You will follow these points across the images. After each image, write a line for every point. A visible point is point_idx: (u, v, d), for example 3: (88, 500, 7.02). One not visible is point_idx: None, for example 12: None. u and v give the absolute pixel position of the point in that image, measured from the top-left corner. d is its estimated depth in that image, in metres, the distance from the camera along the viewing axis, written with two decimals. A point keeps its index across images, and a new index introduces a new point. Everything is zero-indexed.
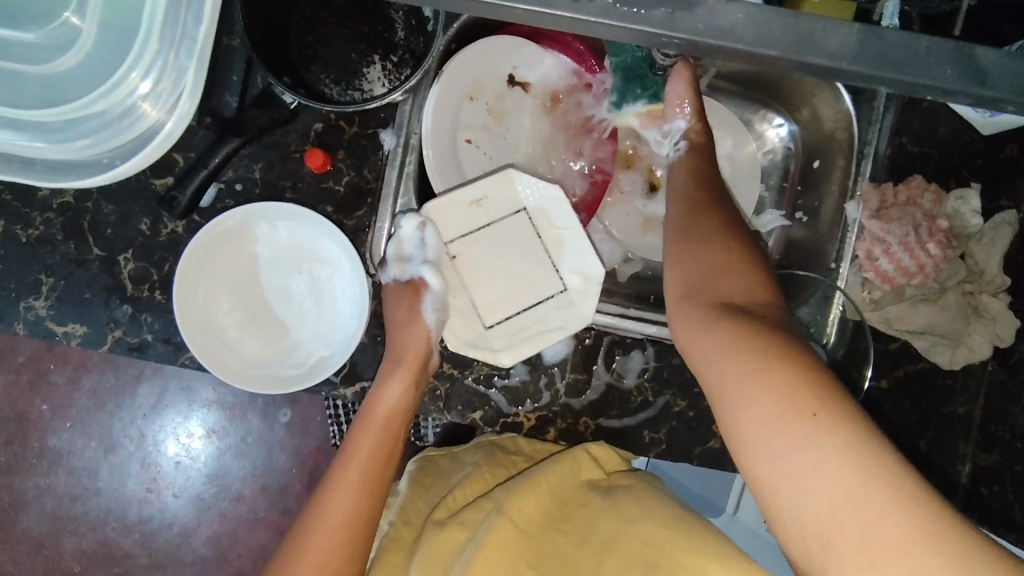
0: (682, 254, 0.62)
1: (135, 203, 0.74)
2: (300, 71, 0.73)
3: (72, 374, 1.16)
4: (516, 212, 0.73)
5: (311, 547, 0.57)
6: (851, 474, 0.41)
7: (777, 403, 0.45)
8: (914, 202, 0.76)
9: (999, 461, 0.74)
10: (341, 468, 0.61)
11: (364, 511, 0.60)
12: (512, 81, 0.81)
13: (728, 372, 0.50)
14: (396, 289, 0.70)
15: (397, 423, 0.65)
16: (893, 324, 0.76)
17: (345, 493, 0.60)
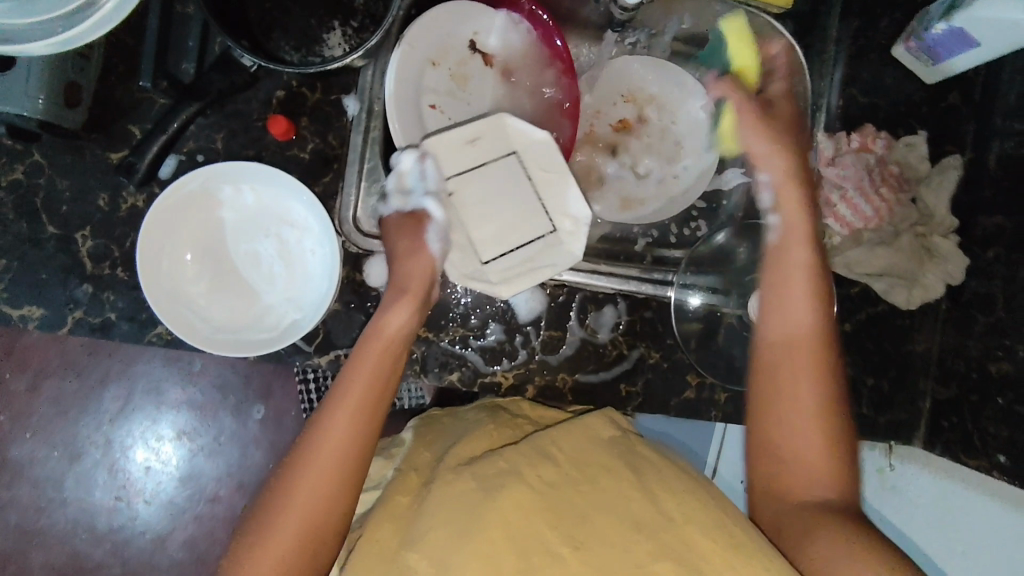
0: (778, 310, 0.62)
1: (91, 177, 0.72)
2: (259, 38, 0.71)
3: (31, 382, 1.11)
4: (508, 154, 0.66)
5: (312, 465, 0.56)
6: (854, 561, 0.50)
7: (784, 377, 0.59)
8: (868, 147, 0.79)
9: (956, 394, 0.77)
10: (346, 390, 0.59)
11: (362, 440, 0.57)
12: (473, 48, 0.80)
13: (792, 445, 0.57)
14: (399, 220, 0.66)
15: (402, 346, 0.63)
16: (853, 268, 0.78)
17: (342, 421, 0.57)
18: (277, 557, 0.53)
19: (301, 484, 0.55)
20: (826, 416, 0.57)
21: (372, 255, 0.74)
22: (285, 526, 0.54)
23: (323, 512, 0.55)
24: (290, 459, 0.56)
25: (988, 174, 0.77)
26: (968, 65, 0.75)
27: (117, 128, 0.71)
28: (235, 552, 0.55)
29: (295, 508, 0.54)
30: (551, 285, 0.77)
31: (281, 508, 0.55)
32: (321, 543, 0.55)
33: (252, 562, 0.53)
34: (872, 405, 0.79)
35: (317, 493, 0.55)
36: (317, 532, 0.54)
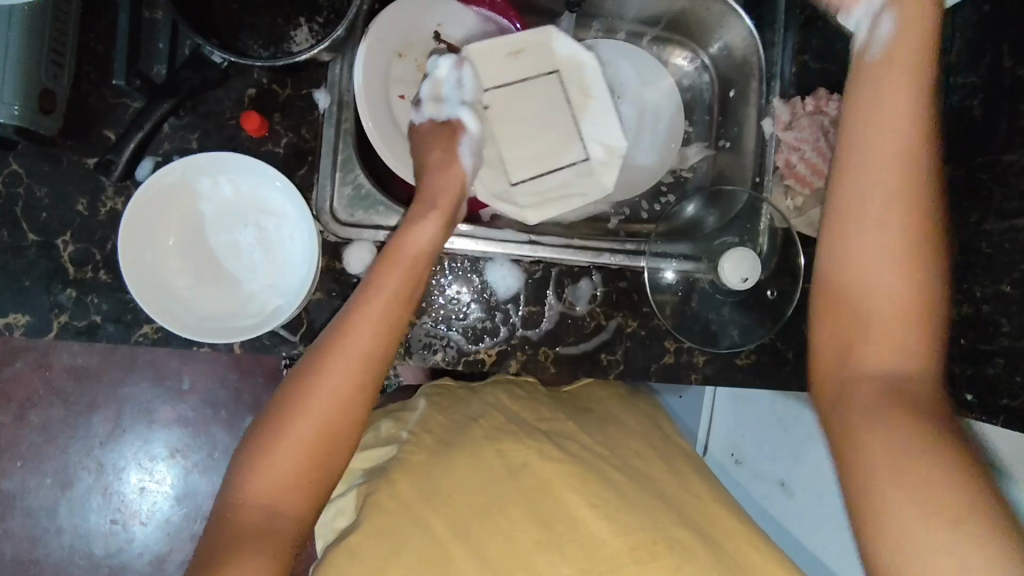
0: (854, 228, 0.58)
1: (70, 183, 0.73)
2: (227, 38, 0.74)
3: (18, 411, 1.11)
4: (548, 73, 0.82)
5: (338, 360, 0.58)
6: (906, 487, 0.48)
7: (899, 318, 0.54)
8: (821, 110, 0.80)
9: None
10: (373, 294, 0.61)
11: (381, 348, 0.60)
12: (438, 39, 0.83)
13: (865, 260, 0.56)
14: (432, 128, 0.77)
15: (426, 258, 0.67)
16: (817, 227, 0.82)
17: (368, 324, 0.60)
18: (297, 445, 0.55)
19: (325, 378, 0.57)
20: (913, 300, 0.54)
21: (352, 243, 0.76)
22: (305, 416, 0.56)
23: (345, 405, 0.57)
24: (315, 355, 0.58)
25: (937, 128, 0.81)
26: (910, 25, 0.79)
27: (93, 133, 0.73)
28: (253, 439, 0.56)
29: (319, 399, 0.56)
30: (528, 262, 0.80)
31: (304, 398, 0.56)
32: (339, 436, 0.57)
33: (271, 450, 0.55)
34: None
35: (341, 388, 0.57)
36: (336, 424, 0.57)
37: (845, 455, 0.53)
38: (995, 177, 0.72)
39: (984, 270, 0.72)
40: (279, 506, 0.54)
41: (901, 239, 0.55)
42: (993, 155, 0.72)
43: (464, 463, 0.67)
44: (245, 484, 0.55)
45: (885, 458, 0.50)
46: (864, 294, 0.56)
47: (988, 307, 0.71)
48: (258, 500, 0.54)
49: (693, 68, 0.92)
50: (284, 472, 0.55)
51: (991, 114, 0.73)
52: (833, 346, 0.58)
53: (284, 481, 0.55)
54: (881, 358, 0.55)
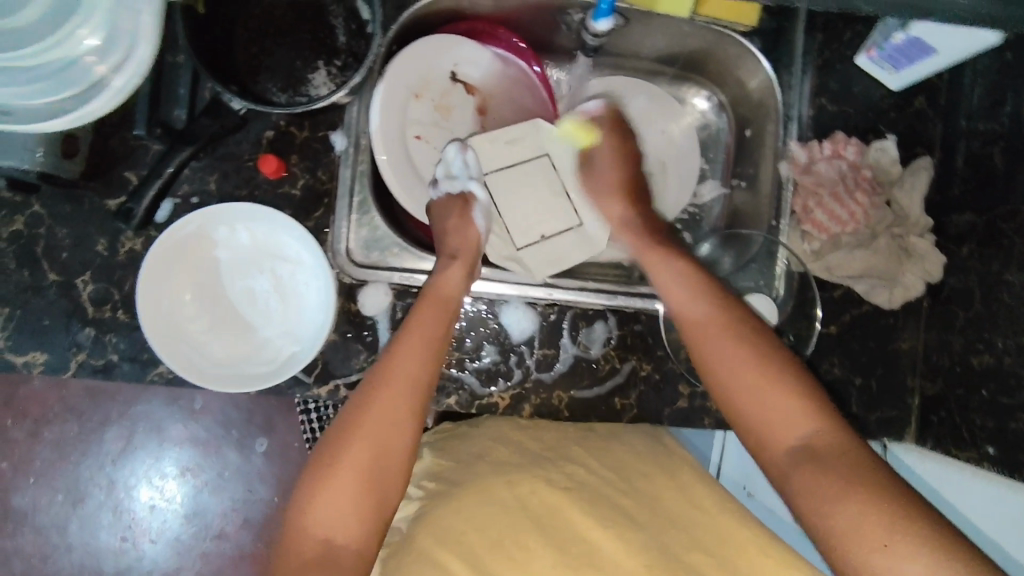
0: (708, 339, 0.67)
1: (90, 223, 0.74)
2: (247, 83, 0.75)
3: (32, 428, 1.11)
4: (538, 157, 0.80)
5: (383, 395, 0.62)
6: (835, 492, 0.54)
7: (741, 356, 0.64)
8: (839, 154, 0.81)
9: (942, 388, 0.79)
10: (409, 336, 0.66)
11: (420, 382, 0.64)
12: (454, 78, 0.84)
13: (733, 386, 0.64)
14: (447, 200, 0.77)
15: (456, 305, 0.71)
16: (834, 272, 0.81)
17: (406, 362, 0.64)
18: (350, 473, 0.59)
19: (371, 412, 0.62)
20: (723, 326, 0.67)
21: (366, 285, 0.76)
22: (355, 455, 0.60)
23: (393, 434, 0.61)
24: (363, 392, 0.63)
25: (957, 173, 0.80)
26: (931, 71, 0.78)
27: (114, 175, 0.74)
28: (311, 474, 0.60)
29: (367, 433, 0.61)
30: (543, 305, 0.79)
31: (354, 434, 0.61)
32: (388, 465, 0.60)
33: (329, 482, 0.59)
34: (862, 405, 0.82)
35: (386, 420, 0.62)
36: (385, 453, 0.61)
37: (825, 514, 0.54)
38: (1016, 227, 0.71)
39: (1005, 320, 0.71)
40: (338, 540, 0.57)
41: (740, 345, 0.65)
42: (1015, 205, 0.72)
43: (473, 499, 0.66)
44: (308, 513, 0.58)
45: (821, 496, 0.55)
46: (760, 430, 0.61)
47: (1009, 358, 0.70)
48: (316, 534, 0.57)
49: (709, 107, 0.91)
50: (340, 501, 0.58)
51: (1013, 163, 0.72)
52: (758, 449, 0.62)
53: (340, 510, 0.58)
54: (777, 423, 0.60)
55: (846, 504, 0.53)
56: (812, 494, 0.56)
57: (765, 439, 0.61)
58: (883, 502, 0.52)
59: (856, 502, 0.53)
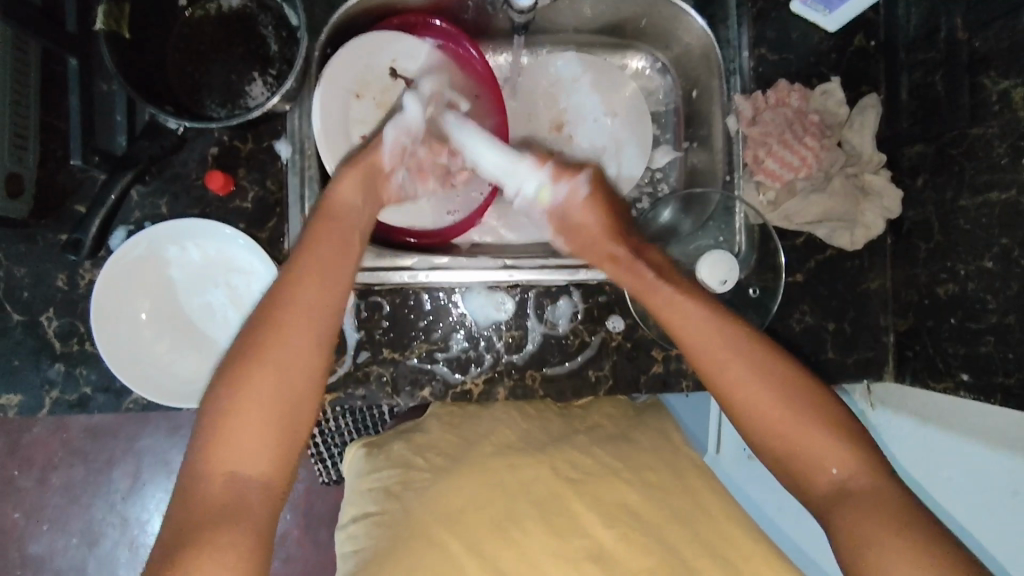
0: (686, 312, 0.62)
1: (46, 261, 0.74)
2: (186, 102, 0.75)
3: (40, 475, 1.11)
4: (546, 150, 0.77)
5: (284, 323, 0.54)
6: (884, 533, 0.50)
7: (760, 366, 0.58)
8: (784, 102, 0.81)
9: (914, 323, 0.79)
10: (308, 252, 0.58)
11: (326, 302, 0.56)
12: (395, 74, 0.82)
13: (731, 376, 0.59)
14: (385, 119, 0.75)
15: (357, 219, 0.64)
16: (793, 219, 0.81)
17: (304, 283, 0.56)
18: (251, 411, 0.51)
19: (266, 336, 0.53)
20: (727, 323, 0.61)
21: None
22: (251, 386, 0.52)
23: (294, 357, 0.53)
24: (262, 312, 0.55)
25: (903, 106, 0.80)
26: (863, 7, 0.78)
27: (66, 209, 0.74)
28: (205, 417, 0.52)
29: (268, 365, 0.52)
30: (505, 287, 0.79)
31: (252, 366, 0.52)
32: (295, 403, 0.53)
33: (228, 422, 0.51)
34: (839, 348, 0.82)
35: (289, 352, 0.53)
36: (290, 378, 0.53)
37: (863, 546, 0.51)
38: (964, 151, 0.71)
39: (965, 246, 0.71)
40: (243, 475, 0.50)
41: (739, 347, 0.60)
42: (961, 130, 0.71)
43: (475, 481, 0.63)
44: (205, 454, 0.50)
45: (816, 458, 0.55)
46: (767, 423, 0.57)
47: (972, 284, 0.70)
48: (217, 474, 0.50)
49: (653, 71, 0.91)
50: (244, 437, 0.51)
51: (952, 88, 0.72)
52: (762, 430, 0.57)
53: (244, 447, 0.51)
54: (812, 451, 0.55)
55: (836, 469, 0.55)
56: (805, 476, 0.56)
57: (775, 432, 0.57)
58: (875, 494, 0.53)
59: (846, 461, 0.55)
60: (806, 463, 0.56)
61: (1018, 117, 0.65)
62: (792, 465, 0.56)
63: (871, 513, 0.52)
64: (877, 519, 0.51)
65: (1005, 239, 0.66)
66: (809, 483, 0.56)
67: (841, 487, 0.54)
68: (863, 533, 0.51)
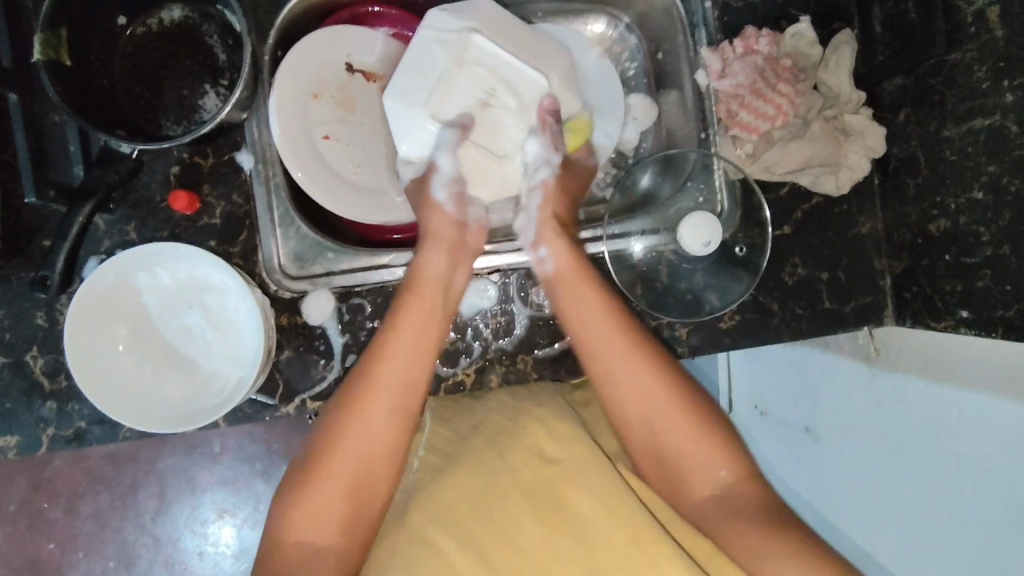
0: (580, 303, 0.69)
1: (24, 300, 0.74)
2: (141, 123, 0.74)
3: (68, 506, 1.13)
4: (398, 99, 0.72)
5: (369, 398, 0.62)
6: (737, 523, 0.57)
7: (645, 384, 0.64)
8: (752, 49, 0.78)
9: (909, 264, 0.77)
10: (398, 329, 0.66)
11: (413, 379, 0.64)
12: (351, 69, 0.81)
13: (631, 391, 0.64)
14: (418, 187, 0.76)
15: (442, 289, 0.70)
16: (775, 169, 0.78)
17: (393, 362, 0.64)
18: (331, 483, 0.59)
19: (354, 417, 0.61)
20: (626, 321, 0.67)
21: (308, 294, 0.75)
22: (336, 459, 0.60)
23: (371, 437, 0.61)
24: (352, 389, 0.63)
25: (878, 39, 0.76)
26: None
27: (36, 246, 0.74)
28: (290, 485, 0.61)
29: (347, 442, 0.61)
30: (488, 273, 0.78)
31: (334, 440, 0.61)
32: (374, 472, 0.61)
33: (309, 490, 0.59)
34: (834, 298, 0.80)
35: (368, 431, 0.61)
36: (368, 457, 0.61)
37: (733, 539, 0.57)
38: (944, 80, 0.68)
39: (953, 179, 0.68)
40: (316, 542, 0.58)
41: (629, 342, 0.65)
42: (938, 58, 0.68)
43: (471, 475, 0.63)
44: (290, 514, 0.59)
45: (693, 475, 0.61)
46: (627, 397, 0.64)
47: (964, 217, 0.68)
48: (297, 536, 0.58)
49: (616, 33, 0.88)
50: (318, 509, 0.59)
51: (925, 14, 0.69)
52: (652, 449, 0.63)
53: (319, 516, 0.59)
54: (679, 450, 0.62)
55: (705, 488, 0.61)
56: (685, 478, 0.62)
57: (660, 433, 0.62)
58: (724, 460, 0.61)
59: (706, 457, 0.61)
60: (682, 477, 0.62)
61: (995, 37, 0.61)
62: (656, 443, 0.63)
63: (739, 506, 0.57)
64: (697, 445, 0.62)
65: (992, 167, 0.63)
66: (686, 480, 0.62)
67: (719, 496, 0.60)
68: (685, 449, 0.62)
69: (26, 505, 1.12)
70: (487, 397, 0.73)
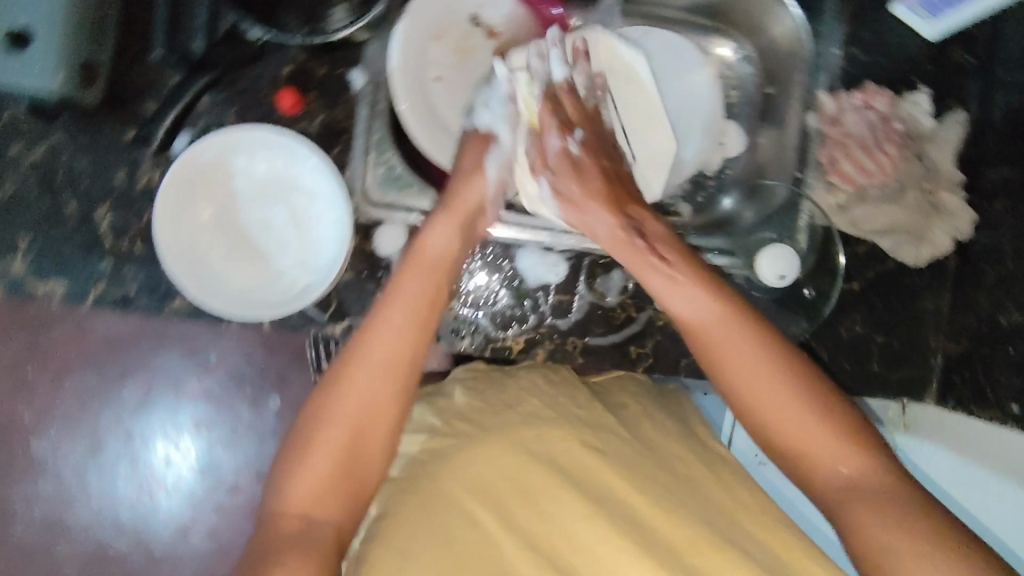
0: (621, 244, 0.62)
1: (108, 154, 0.74)
2: (265, 12, 0.73)
3: None
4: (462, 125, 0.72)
5: (362, 375, 0.56)
6: (867, 513, 0.49)
7: (737, 338, 0.54)
8: (869, 104, 0.79)
9: (967, 348, 0.78)
10: (391, 300, 0.59)
11: (407, 355, 0.57)
12: (476, 22, 0.81)
13: (731, 356, 0.54)
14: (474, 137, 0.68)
15: (446, 264, 0.63)
16: (859, 226, 0.80)
17: (382, 337, 0.57)
18: (325, 462, 0.54)
19: (346, 395, 0.56)
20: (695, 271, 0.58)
21: (382, 224, 0.76)
22: (328, 435, 0.55)
23: (376, 410, 0.56)
24: (343, 365, 0.57)
25: (993, 126, 0.76)
26: (969, 18, 0.75)
27: (135, 106, 0.74)
28: (280, 463, 0.56)
29: (340, 419, 0.55)
30: (559, 252, 0.78)
31: (328, 415, 0.55)
32: (364, 454, 0.55)
33: (303, 468, 0.54)
34: (880, 362, 0.82)
35: (366, 397, 0.56)
36: (365, 429, 0.55)
37: (850, 520, 0.50)
38: None
39: None
40: (316, 516, 0.53)
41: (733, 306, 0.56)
42: None
43: (504, 453, 0.62)
44: (282, 500, 0.54)
45: (810, 453, 0.52)
46: (737, 363, 0.54)
47: None
48: (293, 511, 0.53)
49: (734, 58, 0.88)
50: (315, 481, 0.54)
51: None
52: (761, 416, 0.53)
53: (320, 488, 0.54)
54: (805, 430, 0.52)
55: (835, 474, 0.51)
56: (805, 461, 0.52)
57: (777, 438, 0.53)
58: (851, 443, 0.52)
59: (828, 443, 0.52)
60: (803, 461, 0.52)
61: None
62: (774, 427, 0.53)
63: (869, 502, 0.49)
64: (812, 413, 0.52)
65: None
66: (807, 466, 0.52)
67: (846, 486, 0.51)
68: (798, 426, 0.52)
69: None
70: (524, 371, 0.73)
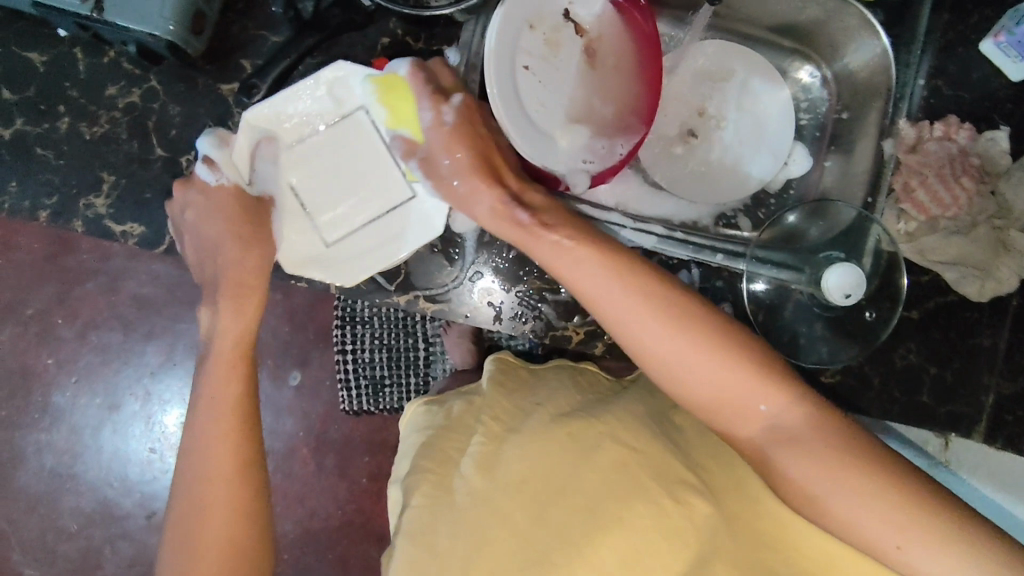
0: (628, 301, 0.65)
1: (202, 105, 0.76)
2: None
3: (80, 330, 1.18)
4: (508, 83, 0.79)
5: (214, 453, 0.65)
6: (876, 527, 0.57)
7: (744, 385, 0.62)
8: (949, 137, 0.80)
9: (1022, 388, 0.80)
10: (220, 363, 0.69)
11: (242, 446, 0.66)
12: (567, 16, 0.83)
13: (738, 418, 0.62)
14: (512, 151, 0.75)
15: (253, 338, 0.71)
16: (927, 256, 0.80)
17: (212, 442, 0.66)
18: (223, 513, 0.64)
19: (212, 465, 0.65)
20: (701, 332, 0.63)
21: None
22: (214, 482, 0.65)
23: (216, 469, 0.65)
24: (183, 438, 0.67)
25: None
26: None
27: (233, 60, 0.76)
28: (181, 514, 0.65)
29: (219, 468, 0.65)
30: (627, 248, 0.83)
31: (211, 462, 0.65)
32: (217, 506, 0.64)
33: (208, 512, 0.64)
34: (932, 393, 0.81)
35: (214, 483, 0.65)
36: (212, 505, 0.64)
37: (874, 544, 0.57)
38: None
39: None
40: (236, 542, 0.64)
41: (732, 365, 0.62)
42: None
43: (536, 446, 0.66)
44: (191, 544, 0.63)
45: (839, 500, 0.58)
46: (743, 418, 0.62)
47: None
48: (211, 545, 0.64)
49: (812, 81, 0.91)
50: (215, 521, 0.64)
51: None
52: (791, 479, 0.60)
53: (224, 534, 0.64)
54: (816, 471, 0.59)
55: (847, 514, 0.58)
56: (829, 513, 0.59)
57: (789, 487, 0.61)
58: (872, 472, 0.58)
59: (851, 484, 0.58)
60: (822, 507, 0.59)
61: None
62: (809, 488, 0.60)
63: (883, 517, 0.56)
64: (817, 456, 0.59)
65: None
66: (831, 515, 0.59)
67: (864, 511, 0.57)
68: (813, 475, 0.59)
69: (75, 306, 1.17)
70: (549, 372, 0.80)
